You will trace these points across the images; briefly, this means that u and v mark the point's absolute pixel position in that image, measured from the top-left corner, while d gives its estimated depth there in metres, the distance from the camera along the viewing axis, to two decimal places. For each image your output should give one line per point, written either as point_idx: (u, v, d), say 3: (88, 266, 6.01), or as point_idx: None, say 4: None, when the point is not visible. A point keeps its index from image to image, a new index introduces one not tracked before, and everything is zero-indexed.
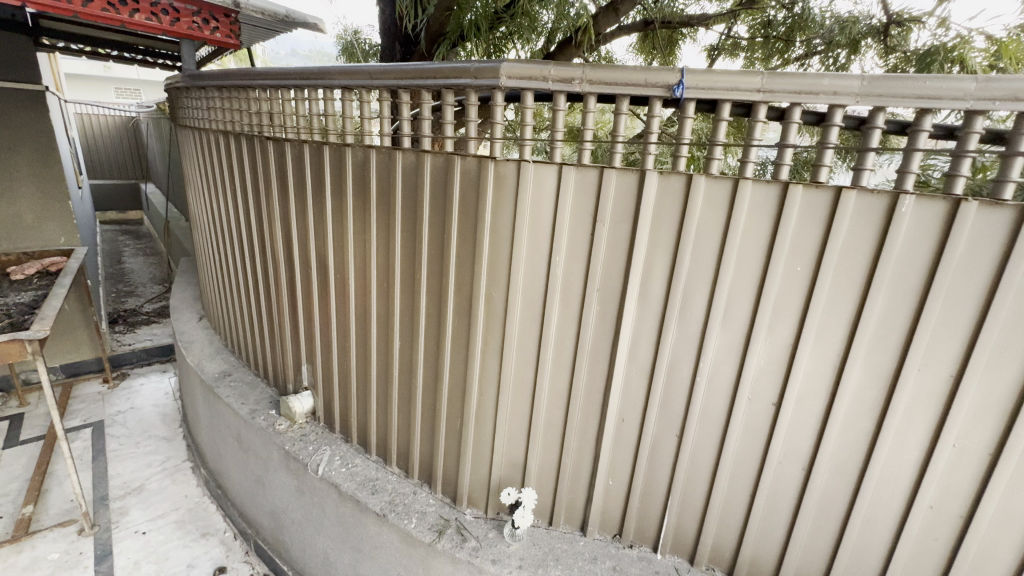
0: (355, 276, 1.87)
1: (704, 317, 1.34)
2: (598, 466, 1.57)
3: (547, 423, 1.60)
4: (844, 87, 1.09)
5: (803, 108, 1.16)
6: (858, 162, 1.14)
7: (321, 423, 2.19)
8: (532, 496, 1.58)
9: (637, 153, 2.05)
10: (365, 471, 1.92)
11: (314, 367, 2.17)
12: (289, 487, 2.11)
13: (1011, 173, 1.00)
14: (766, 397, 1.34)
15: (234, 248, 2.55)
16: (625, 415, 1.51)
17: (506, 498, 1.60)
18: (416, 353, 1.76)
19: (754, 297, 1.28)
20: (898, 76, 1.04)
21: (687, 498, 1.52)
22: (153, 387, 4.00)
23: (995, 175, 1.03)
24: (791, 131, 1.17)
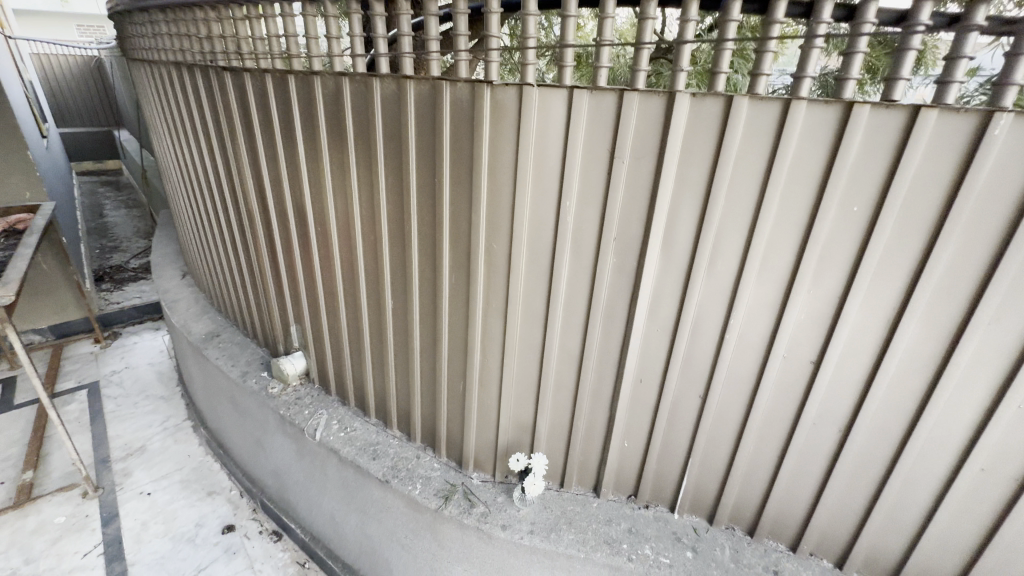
0: (338, 228, 1.67)
1: (737, 269, 1.17)
2: (613, 430, 1.46)
3: (557, 385, 1.47)
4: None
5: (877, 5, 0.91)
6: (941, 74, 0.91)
7: (316, 385, 2.07)
8: (542, 460, 1.51)
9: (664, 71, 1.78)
10: (364, 435, 1.82)
11: (303, 327, 2.02)
12: (288, 450, 2.03)
13: None
14: (803, 355, 1.20)
15: (206, 198, 2.32)
16: (644, 377, 1.38)
17: (513, 465, 1.53)
18: (411, 313, 1.60)
19: (799, 243, 1.10)
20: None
21: (709, 460, 1.42)
22: (147, 345, 3.90)
23: None
24: (862, 36, 0.92)
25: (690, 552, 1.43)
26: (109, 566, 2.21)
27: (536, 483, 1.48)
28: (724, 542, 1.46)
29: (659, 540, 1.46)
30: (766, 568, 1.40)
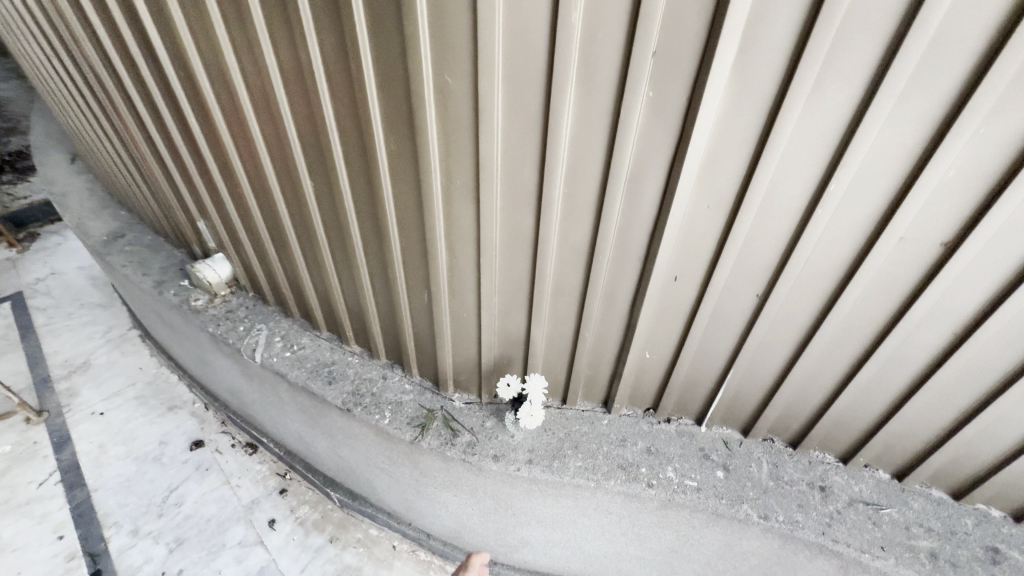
0: (215, 72, 1.11)
1: (860, 100, 0.70)
2: (632, 342, 1.11)
3: (557, 290, 1.07)
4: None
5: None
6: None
7: (250, 293, 1.65)
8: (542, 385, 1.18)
9: None
10: (316, 354, 1.46)
11: (213, 223, 1.53)
12: (233, 370, 1.69)
13: None
14: (931, 235, 0.79)
15: (45, 44, 1.66)
16: (680, 275, 0.98)
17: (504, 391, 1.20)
18: (343, 200, 1.12)
19: (986, 47, 0.62)
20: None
21: (754, 372, 1.11)
22: (73, 247, 3.37)
23: None
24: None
25: (722, 472, 1.19)
26: (70, 494, 2.02)
27: (534, 415, 1.17)
28: (760, 456, 1.22)
29: (683, 460, 1.21)
30: (811, 483, 1.17)
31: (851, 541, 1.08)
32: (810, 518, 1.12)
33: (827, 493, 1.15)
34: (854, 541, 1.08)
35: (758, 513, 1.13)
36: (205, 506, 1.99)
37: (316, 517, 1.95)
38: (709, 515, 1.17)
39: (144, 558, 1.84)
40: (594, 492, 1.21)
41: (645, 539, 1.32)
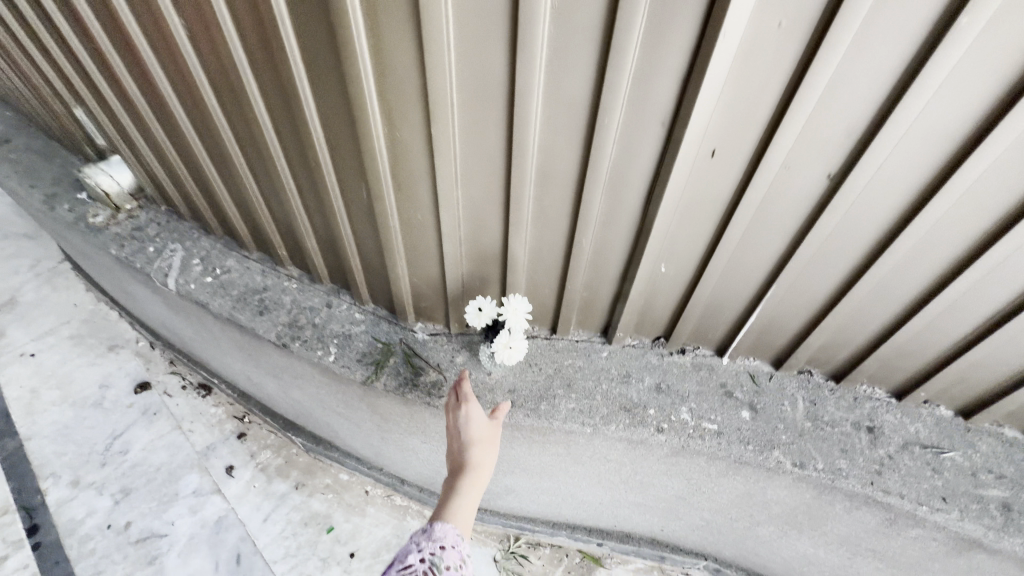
0: None
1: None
2: (644, 252, 0.82)
3: (543, 177, 0.77)
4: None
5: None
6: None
7: (162, 206, 1.32)
8: (523, 308, 0.90)
9: None
10: (243, 279, 1.16)
11: (93, 112, 1.17)
12: (155, 301, 1.40)
13: None
14: None
15: None
16: (722, 147, 0.68)
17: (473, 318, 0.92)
18: (232, 53, 0.77)
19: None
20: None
21: (804, 285, 0.86)
22: None
23: None
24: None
25: (748, 412, 0.96)
26: None
27: (513, 348, 0.89)
28: (795, 392, 0.99)
29: (701, 398, 0.98)
30: (856, 424, 0.95)
31: (905, 491, 0.88)
32: (855, 465, 0.91)
33: (876, 435, 0.94)
34: (909, 492, 0.88)
35: (792, 460, 0.91)
36: (154, 453, 1.78)
37: (280, 462, 1.76)
38: (730, 463, 0.95)
39: (87, 510, 1.65)
40: (590, 439, 0.99)
41: (649, 487, 1.13)
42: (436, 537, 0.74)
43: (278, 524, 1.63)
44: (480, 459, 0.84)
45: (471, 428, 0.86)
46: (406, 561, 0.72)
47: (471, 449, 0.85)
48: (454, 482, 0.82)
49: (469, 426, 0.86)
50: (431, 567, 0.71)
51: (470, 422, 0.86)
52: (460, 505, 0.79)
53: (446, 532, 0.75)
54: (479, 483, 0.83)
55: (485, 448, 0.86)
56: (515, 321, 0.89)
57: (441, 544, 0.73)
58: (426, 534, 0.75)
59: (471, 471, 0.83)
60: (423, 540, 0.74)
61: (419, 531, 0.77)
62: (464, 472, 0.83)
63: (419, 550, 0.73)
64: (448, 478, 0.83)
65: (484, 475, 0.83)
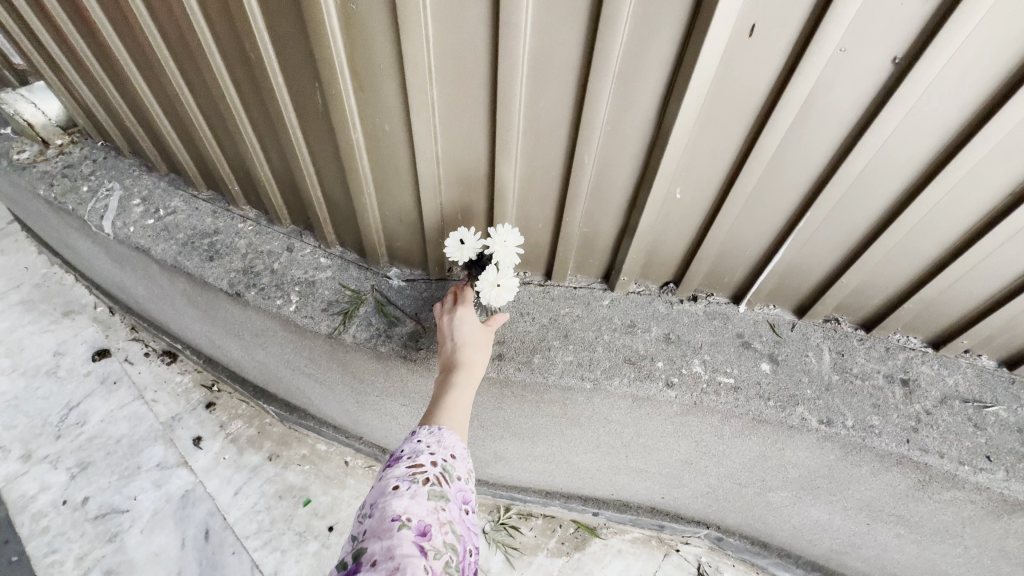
0: None
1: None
2: (658, 170, 0.69)
3: (538, 71, 0.63)
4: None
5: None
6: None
7: (98, 142, 1.15)
8: (514, 243, 0.76)
9: None
10: (191, 221, 1.01)
11: (1, 22, 0.98)
12: (100, 253, 1.25)
13: None
14: None
15: None
16: (763, 21, 0.54)
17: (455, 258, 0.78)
18: None
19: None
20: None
21: (840, 216, 0.73)
22: None
23: None
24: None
25: (768, 364, 0.85)
26: None
27: (502, 286, 0.74)
28: (820, 343, 0.88)
29: (715, 349, 0.86)
30: (889, 377, 0.84)
31: (944, 450, 0.78)
32: (889, 422, 0.80)
33: (910, 388, 0.83)
34: (949, 451, 0.78)
35: (818, 418, 0.80)
36: (114, 424, 1.65)
37: (252, 433, 1.64)
38: (748, 422, 0.85)
39: (40, 486, 1.52)
40: (590, 396, 0.87)
41: (652, 450, 1.02)
42: (445, 442, 0.64)
43: (251, 497, 1.51)
44: (472, 358, 0.73)
45: (461, 328, 0.76)
46: (419, 461, 0.61)
47: (462, 348, 0.74)
48: (446, 382, 0.71)
49: (460, 325, 0.76)
50: (445, 472, 0.61)
51: (462, 323, 0.76)
52: (453, 404, 0.68)
53: (454, 440, 0.65)
54: (473, 384, 0.71)
55: (477, 347, 0.75)
56: (503, 255, 0.75)
57: (454, 449, 0.64)
58: (435, 435, 0.65)
59: (465, 369, 0.72)
60: (432, 442, 0.64)
61: (422, 431, 0.66)
62: (456, 372, 0.72)
63: (429, 451, 0.63)
64: (440, 379, 0.72)
65: (477, 374, 0.72)
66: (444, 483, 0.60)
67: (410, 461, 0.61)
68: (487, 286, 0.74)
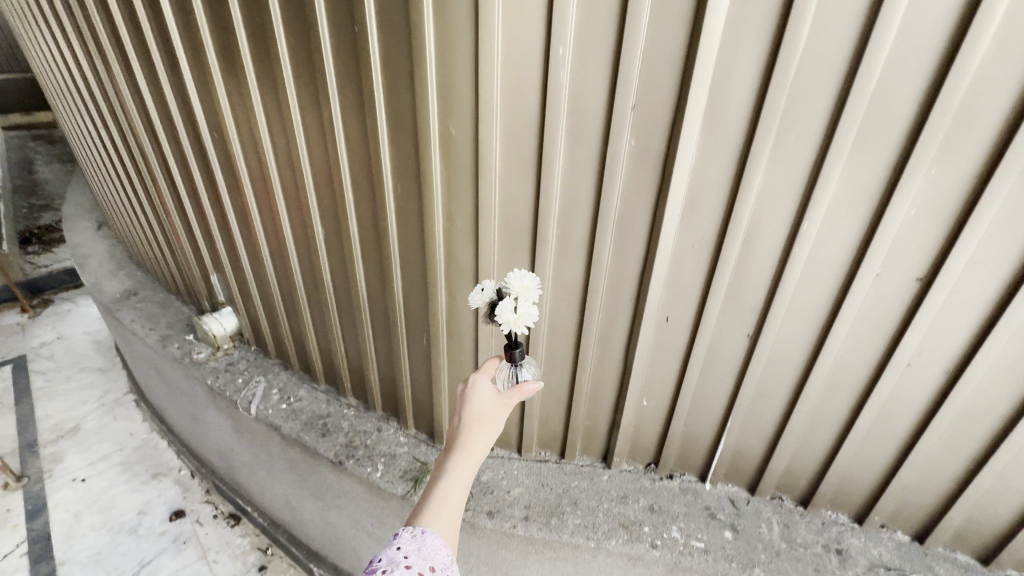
0: (244, 131, 1.22)
1: (828, 126, 0.76)
2: (628, 388, 1.10)
3: (552, 332, 1.10)
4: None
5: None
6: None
7: (252, 347, 1.68)
8: (529, 281, 0.79)
9: None
10: (311, 407, 1.44)
11: (225, 278, 1.59)
12: (226, 427, 1.66)
13: None
14: (906, 271, 0.83)
15: (94, 121, 1.84)
16: (672, 315, 1.00)
17: (481, 304, 0.83)
18: (350, 247, 1.16)
19: (936, 69, 0.68)
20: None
21: (754, 420, 1.09)
22: (83, 313, 3.45)
23: None
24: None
25: (730, 532, 1.12)
26: (32, 568, 1.89)
27: (519, 315, 0.77)
28: (770, 516, 1.15)
29: (688, 518, 1.15)
30: (826, 546, 1.10)
31: None
32: None
33: (843, 557, 1.08)
34: None
35: None
36: None
37: None
38: None
39: None
40: (595, 554, 1.13)
41: None
42: (424, 552, 0.65)
43: None
44: (472, 441, 0.78)
45: (472, 406, 0.81)
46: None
47: (466, 429, 0.79)
48: (443, 466, 0.76)
49: (470, 404, 0.81)
50: None
51: (471, 401, 0.81)
52: (447, 489, 0.73)
53: (435, 549, 0.66)
54: (469, 468, 0.76)
55: (481, 429, 0.79)
56: (519, 288, 0.79)
57: (431, 563, 0.64)
58: (416, 543, 0.66)
59: (463, 452, 0.77)
60: (411, 551, 0.65)
61: (405, 536, 0.67)
62: (455, 452, 0.77)
63: (406, 563, 0.63)
64: (440, 457, 0.78)
65: (474, 459, 0.76)
66: None
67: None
68: (505, 316, 0.77)
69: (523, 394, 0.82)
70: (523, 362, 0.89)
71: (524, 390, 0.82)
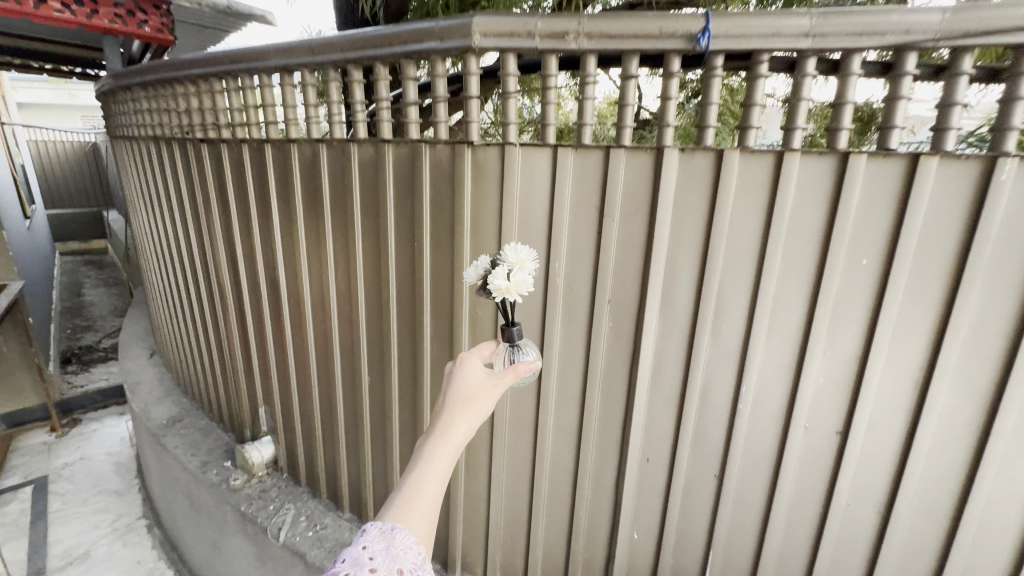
0: (313, 301, 1.52)
1: (747, 318, 1.07)
2: (620, 519, 1.27)
3: (553, 466, 1.31)
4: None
5: (975, 53, 0.85)
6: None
7: (285, 474, 1.86)
8: (526, 254, 0.86)
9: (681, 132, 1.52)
10: (336, 533, 1.60)
11: (273, 410, 1.84)
12: (248, 554, 1.77)
13: None
14: (827, 425, 1.07)
15: (178, 274, 2.23)
16: (652, 455, 1.22)
17: (477, 279, 0.90)
18: (390, 391, 1.42)
19: (810, 289, 1.02)
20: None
21: (733, 554, 1.23)
22: (107, 433, 3.61)
23: None
24: (961, 83, 0.85)
25: None
26: None
27: (512, 282, 0.83)
28: None
29: None
30: None
31: None
32: None
33: None
34: None
35: None
36: None
37: None
38: None
39: None
40: None
41: None
42: (393, 551, 0.64)
43: None
44: (455, 425, 0.74)
45: (458, 385, 0.77)
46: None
47: (449, 410, 0.75)
48: (425, 448, 0.73)
49: (458, 381, 0.77)
50: None
51: (457, 381, 0.77)
52: (424, 480, 0.70)
53: (404, 548, 0.65)
54: (451, 454, 0.73)
55: (467, 411, 0.75)
56: (514, 260, 0.85)
57: (399, 565, 0.63)
58: (383, 542, 0.65)
59: (447, 435, 0.73)
60: (379, 550, 0.64)
61: (373, 532, 0.66)
62: (436, 436, 0.73)
63: (371, 565, 0.63)
64: (422, 438, 0.74)
65: (455, 445, 0.73)
66: None
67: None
68: (497, 281, 0.83)
69: (514, 376, 0.81)
70: (522, 345, 0.92)
71: (516, 372, 0.81)
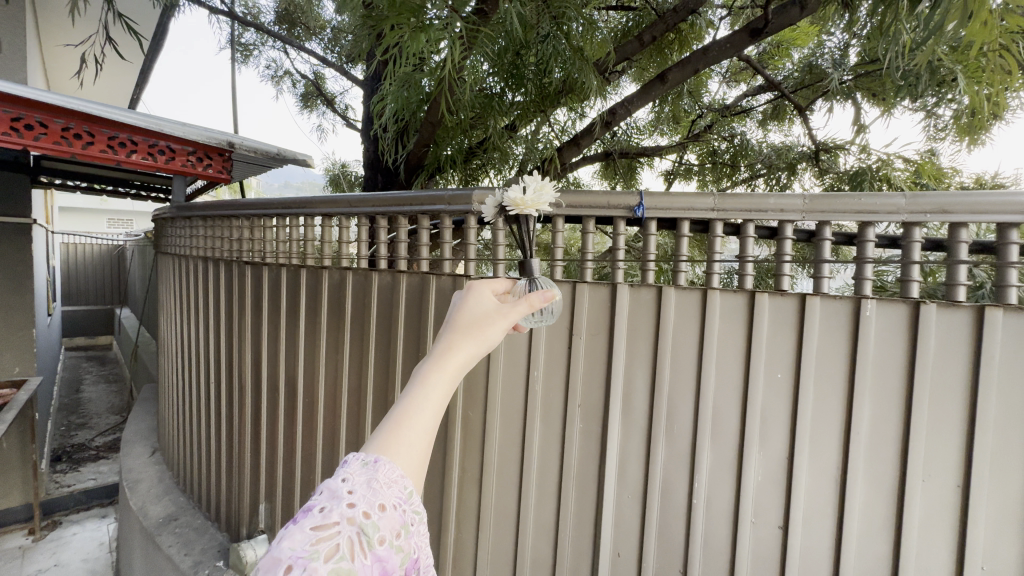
0: (326, 401, 1.73)
1: (693, 422, 1.28)
2: None
3: (534, 560, 1.43)
4: (889, 203, 1.11)
5: (831, 226, 1.20)
6: (903, 275, 1.14)
7: None
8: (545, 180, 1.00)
9: (633, 265, 2.50)
10: None
11: (273, 507, 1.93)
12: None
13: (912, 275, 1.12)
14: (770, 520, 1.23)
15: (198, 374, 2.44)
16: (623, 551, 1.34)
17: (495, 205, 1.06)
18: None
19: (740, 398, 1.25)
20: (942, 192, 1.07)
21: None
22: (87, 537, 3.51)
23: (899, 277, 1.15)
24: (824, 248, 1.19)
25: None
26: None
27: (525, 198, 0.99)
28: None
29: None
30: None
31: None
32: None
33: None
34: None
35: None
36: None
37: None
38: None
39: None
40: None
41: None
42: (375, 485, 0.59)
43: None
44: (456, 352, 0.69)
45: (463, 312, 0.74)
46: (330, 519, 0.55)
47: (452, 337, 0.71)
48: (420, 374, 0.67)
49: (462, 309, 0.73)
50: (359, 535, 0.56)
51: (463, 308, 0.74)
52: (418, 409, 0.65)
53: (389, 482, 0.60)
54: (450, 381, 0.68)
55: (471, 337, 0.71)
56: (531, 182, 1.00)
57: (382, 500, 0.58)
58: (366, 474, 0.60)
59: (446, 360, 0.68)
60: (360, 483, 0.59)
61: (354, 464, 0.61)
62: (436, 363, 0.68)
63: (350, 500, 0.57)
64: (419, 362, 0.69)
65: (455, 371, 0.68)
66: (354, 551, 0.54)
67: (320, 518, 0.55)
68: (512, 195, 1.00)
69: (528, 305, 0.75)
70: (537, 281, 0.98)
71: (531, 302, 0.74)
